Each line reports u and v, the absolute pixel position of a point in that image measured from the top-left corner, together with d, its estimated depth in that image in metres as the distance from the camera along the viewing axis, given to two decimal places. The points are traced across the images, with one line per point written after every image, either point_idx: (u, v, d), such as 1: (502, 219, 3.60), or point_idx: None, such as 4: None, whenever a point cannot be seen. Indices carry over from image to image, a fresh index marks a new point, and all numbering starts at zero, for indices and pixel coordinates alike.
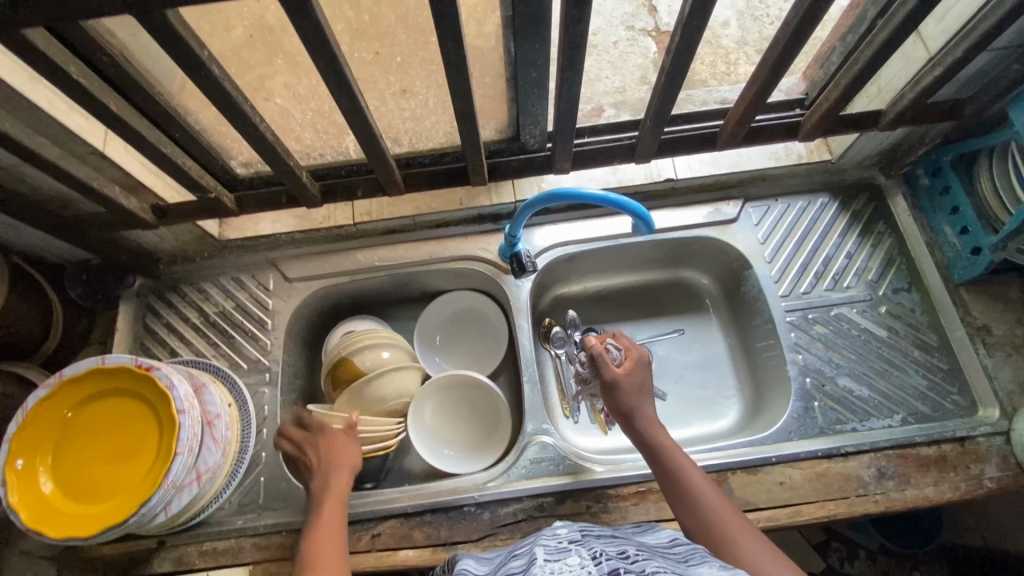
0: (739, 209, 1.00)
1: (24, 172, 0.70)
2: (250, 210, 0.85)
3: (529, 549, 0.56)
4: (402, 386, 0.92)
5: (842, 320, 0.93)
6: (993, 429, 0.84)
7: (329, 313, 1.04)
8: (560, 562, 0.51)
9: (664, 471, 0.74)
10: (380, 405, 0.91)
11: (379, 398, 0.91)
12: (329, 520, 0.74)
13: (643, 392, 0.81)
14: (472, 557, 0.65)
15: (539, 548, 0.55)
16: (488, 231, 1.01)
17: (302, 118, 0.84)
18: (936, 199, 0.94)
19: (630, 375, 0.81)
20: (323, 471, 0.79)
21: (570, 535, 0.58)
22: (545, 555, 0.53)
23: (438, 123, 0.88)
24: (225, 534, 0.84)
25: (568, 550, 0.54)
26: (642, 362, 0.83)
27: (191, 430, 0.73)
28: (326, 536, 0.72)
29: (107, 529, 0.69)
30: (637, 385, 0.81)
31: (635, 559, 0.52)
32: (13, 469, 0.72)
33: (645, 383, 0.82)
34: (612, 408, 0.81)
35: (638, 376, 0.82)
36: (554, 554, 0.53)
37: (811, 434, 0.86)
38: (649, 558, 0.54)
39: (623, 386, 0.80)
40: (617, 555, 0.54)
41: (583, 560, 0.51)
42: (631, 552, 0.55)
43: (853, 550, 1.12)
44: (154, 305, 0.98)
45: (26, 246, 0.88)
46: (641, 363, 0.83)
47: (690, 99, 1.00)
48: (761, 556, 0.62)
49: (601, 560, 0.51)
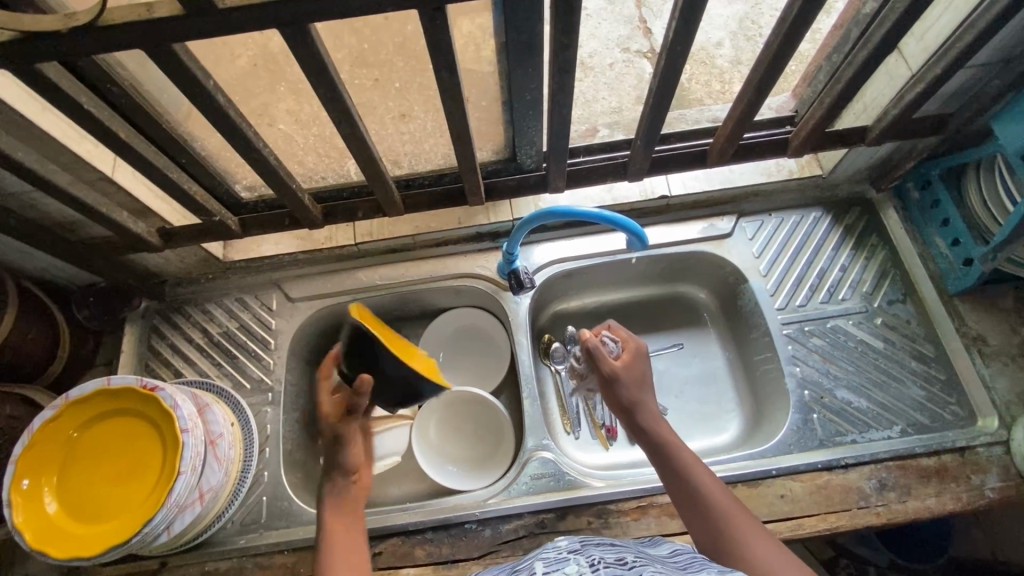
0: (733, 224, 1.01)
1: (37, 197, 0.72)
2: (253, 232, 0.87)
3: (530, 562, 0.56)
4: None
5: (838, 332, 0.94)
6: (992, 439, 0.84)
7: (332, 333, 1.06)
8: (559, 571, 0.53)
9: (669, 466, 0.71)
10: None
11: None
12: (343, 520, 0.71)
13: (645, 385, 0.80)
14: None
15: (540, 560, 0.55)
16: (487, 250, 1.03)
17: (304, 142, 0.88)
18: (926, 212, 0.96)
19: (632, 369, 0.80)
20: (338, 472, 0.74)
21: (570, 545, 0.59)
22: (543, 567, 0.54)
23: (436, 147, 0.88)
24: (227, 554, 0.84)
25: (566, 559, 0.55)
26: (638, 356, 0.82)
27: (194, 449, 0.74)
28: (342, 555, 0.67)
29: (110, 549, 0.70)
30: (640, 379, 0.80)
31: (634, 566, 0.54)
32: (18, 489, 0.73)
33: (646, 376, 0.81)
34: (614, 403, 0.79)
35: (640, 370, 0.81)
36: (553, 564, 0.54)
37: (811, 446, 0.87)
38: (648, 564, 0.55)
39: (624, 380, 0.79)
40: (616, 561, 0.55)
41: (582, 568, 0.52)
42: (631, 560, 0.56)
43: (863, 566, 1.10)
44: (159, 327, 0.99)
45: (33, 270, 0.90)
46: (637, 357, 0.82)
47: (682, 119, 1.03)
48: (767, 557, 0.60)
49: (598, 566, 0.53)
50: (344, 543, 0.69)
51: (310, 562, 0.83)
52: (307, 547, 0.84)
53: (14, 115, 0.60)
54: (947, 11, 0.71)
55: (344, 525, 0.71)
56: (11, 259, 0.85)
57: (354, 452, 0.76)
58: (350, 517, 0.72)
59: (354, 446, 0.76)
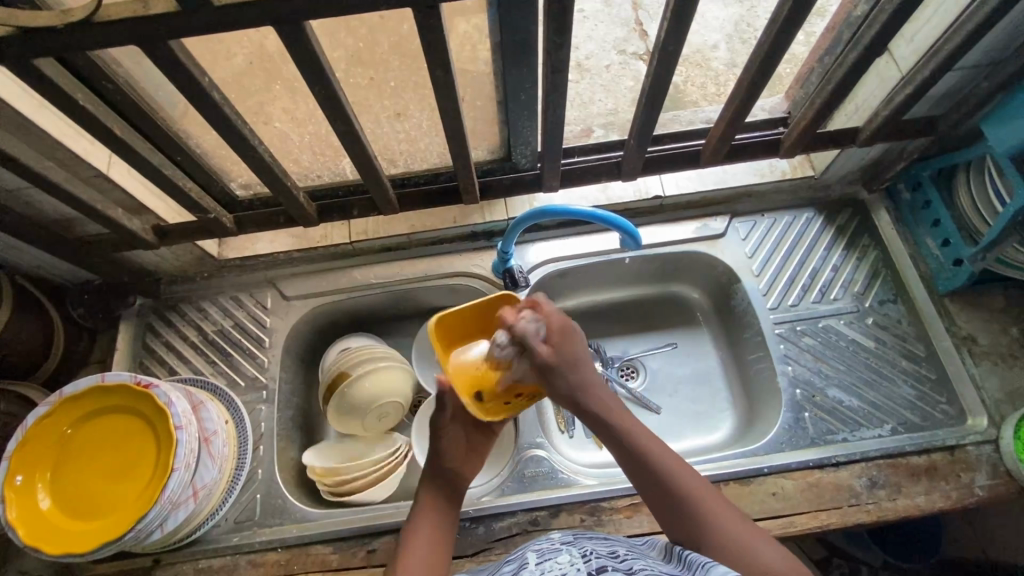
0: (726, 224, 1.02)
1: (32, 193, 0.73)
2: (248, 230, 0.87)
3: (523, 554, 0.59)
4: (381, 383, 0.94)
5: (830, 331, 0.95)
6: (982, 437, 0.85)
7: (327, 331, 1.06)
8: (552, 561, 0.54)
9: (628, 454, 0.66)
10: (369, 402, 0.93)
11: (367, 393, 0.93)
12: (432, 519, 0.68)
13: (584, 363, 0.68)
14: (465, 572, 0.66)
15: (533, 552, 0.57)
16: (482, 249, 1.03)
17: (300, 141, 0.88)
18: (917, 213, 0.97)
19: (562, 353, 0.67)
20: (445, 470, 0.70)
21: (564, 537, 0.61)
22: (536, 558, 0.56)
23: (431, 145, 0.90)
24: (221, 551, 0.84)
25: (560, 549, 0.57)
26: (564, 336, 0.68)
27: (188, 446, 0.74)
28: (419, 556, 0.64)
29: (102, 546, 0.70)
30: (575, 361, 0.67)
31: (625, 559, 0.54)
32: (11, 485, 0.72)
33: (584, 352, 0.69)
34: (556, 396, 0.67)
35: (575, 346, 0.68)
36: (545, 554, 0.56)
37: (803, 444, 0.87)
38: (638, 557, 0.56)
39: (556, 370, 0.66)
40: (608, 553, 0.56)
41: (574, 558, 0.53)
42: (622, 552, 0.56)
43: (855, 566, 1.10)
44: (154, 325, 0.99)
45: (28, 267, 0.90)
46: (563, 338, 0.67)
47: (677, 120, 1.03)
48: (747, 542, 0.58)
49: (590, 557, 0.54)
50: (427, 543, 0.65)
51: (303, 560, 0.83)
52: (300, 544, 0.84)
53: (9, 111, 0.60)
54: (936, 14, 0.72)
55: (433, 523, 0.67)
56: (7, 256, 0.85)
57: (456, 451, 0.71)
58: (442, 518, 0.68)
59: (456, 445, 0.71)
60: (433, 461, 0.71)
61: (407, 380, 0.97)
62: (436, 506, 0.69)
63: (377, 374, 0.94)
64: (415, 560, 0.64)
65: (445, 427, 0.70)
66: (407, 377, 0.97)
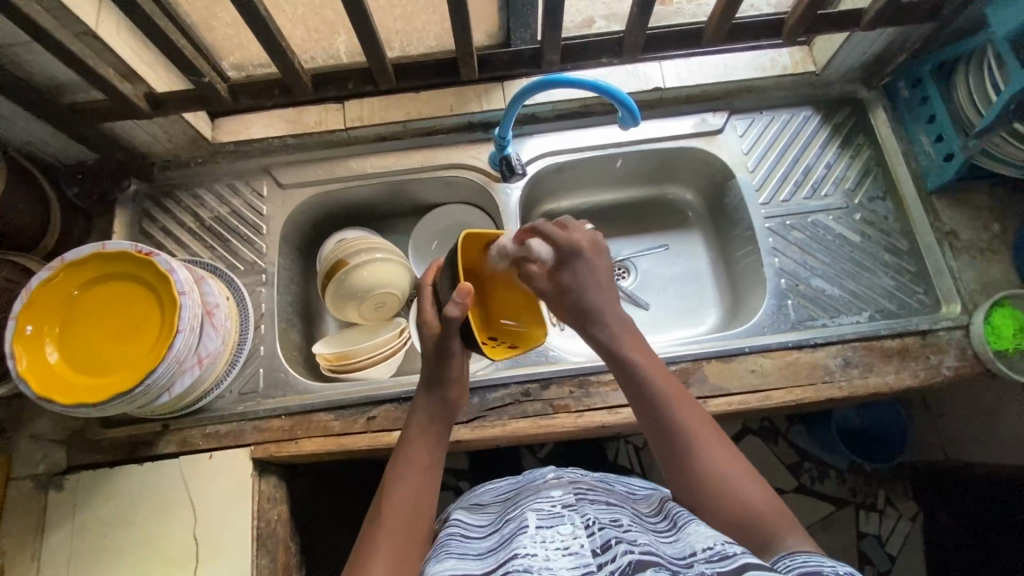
0: (724, 120, 1.02)
1: (16, 45, 0.70)
2: (243, 101, 0.87)
3: (523, 513, 0.58)
4: (376, 274, 0.96)
5: (819, 226, 0.97)
6: (954, 323, 0.89)
7: (323, 223, 1.06)
8: (553, 529, 0.54)
9: (624, 375, 0.65)
10: (366, 292, 0.96)
11: (361, 283, 0.95)
12: (421, 454, 0.66)
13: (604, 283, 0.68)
14: (465, 508, 0.68)
15: (533, 513, 0.57)
16: (479, 141, 1.02)
17: (292, 13, 0.84)
18: (914, 110, 0.97)
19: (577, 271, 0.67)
20: (437, 396, 0.70)
21: (565, 497, 0.60)
22: (536, 521, 0.56)
23: (429, 24, 0.89)
24: (226, 418, 0.88)
25: (561, 516, 0.56)
26: (579, 254, 0.67)
27: (192, 310, 0.76)
28: (407, 492, 0.62)
29: (116, 397, 0.72)
30: (590, 277, 0.67)
31: (628, 531, 0.54)
32: (21, 335, 0.75)
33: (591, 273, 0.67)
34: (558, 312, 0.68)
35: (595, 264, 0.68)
36: (547, 519, 0.55)
37: (784, 328, 0.91)
38: (642, 531, 0.55)
39: (564, 284, 0.66)
40: (611, 522, 0.55)
41: (576, 530, 0.53)
42: (625, 522, 0.56)
43: (824, 471, 1.24)
44: (150, 211, 1.00)
45: (20, 142, 0.88)
46: (576, 254, 0.68)
47: (679, 13, 0.98)
48: (732, 477, 0.59)
49: (593, 528, 0.53)
50: (416, 478, 0.64)
51: (306, 426, 0.87)
52: (303, 412, 0.88)
53: None
54: None
55: (426, 461, 0.66)
56: None
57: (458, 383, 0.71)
58: (433, 455, 0.67)
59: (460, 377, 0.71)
60: (430, 387, 0.71)
61: (404, 270, 1.00)
62: (424, 444, 0.67)
63: (372, 265, 0.95)
64: (403, 493, 0.62)
65: (456, 354, 0.69)
66: (404, 268, 1.00)
